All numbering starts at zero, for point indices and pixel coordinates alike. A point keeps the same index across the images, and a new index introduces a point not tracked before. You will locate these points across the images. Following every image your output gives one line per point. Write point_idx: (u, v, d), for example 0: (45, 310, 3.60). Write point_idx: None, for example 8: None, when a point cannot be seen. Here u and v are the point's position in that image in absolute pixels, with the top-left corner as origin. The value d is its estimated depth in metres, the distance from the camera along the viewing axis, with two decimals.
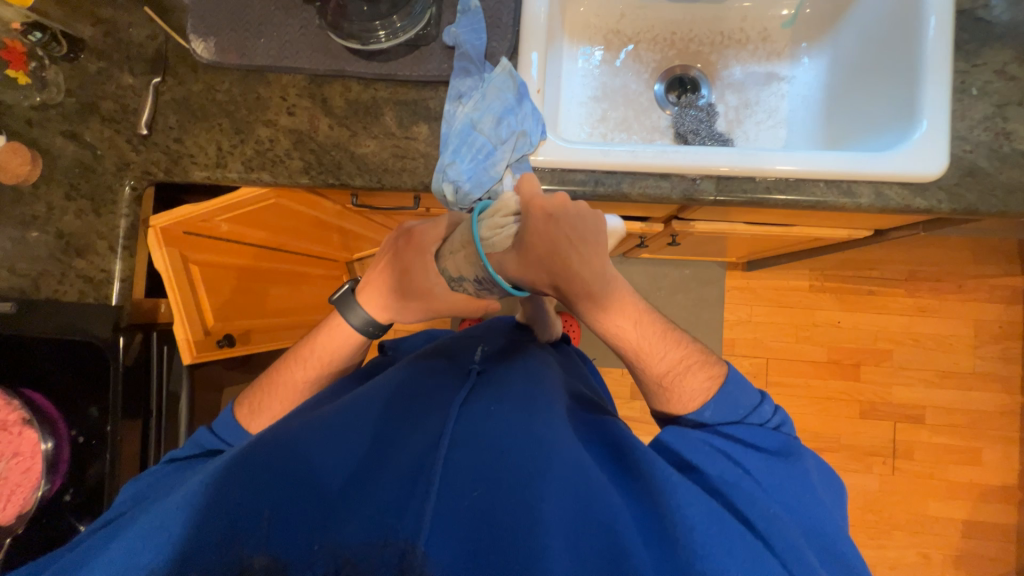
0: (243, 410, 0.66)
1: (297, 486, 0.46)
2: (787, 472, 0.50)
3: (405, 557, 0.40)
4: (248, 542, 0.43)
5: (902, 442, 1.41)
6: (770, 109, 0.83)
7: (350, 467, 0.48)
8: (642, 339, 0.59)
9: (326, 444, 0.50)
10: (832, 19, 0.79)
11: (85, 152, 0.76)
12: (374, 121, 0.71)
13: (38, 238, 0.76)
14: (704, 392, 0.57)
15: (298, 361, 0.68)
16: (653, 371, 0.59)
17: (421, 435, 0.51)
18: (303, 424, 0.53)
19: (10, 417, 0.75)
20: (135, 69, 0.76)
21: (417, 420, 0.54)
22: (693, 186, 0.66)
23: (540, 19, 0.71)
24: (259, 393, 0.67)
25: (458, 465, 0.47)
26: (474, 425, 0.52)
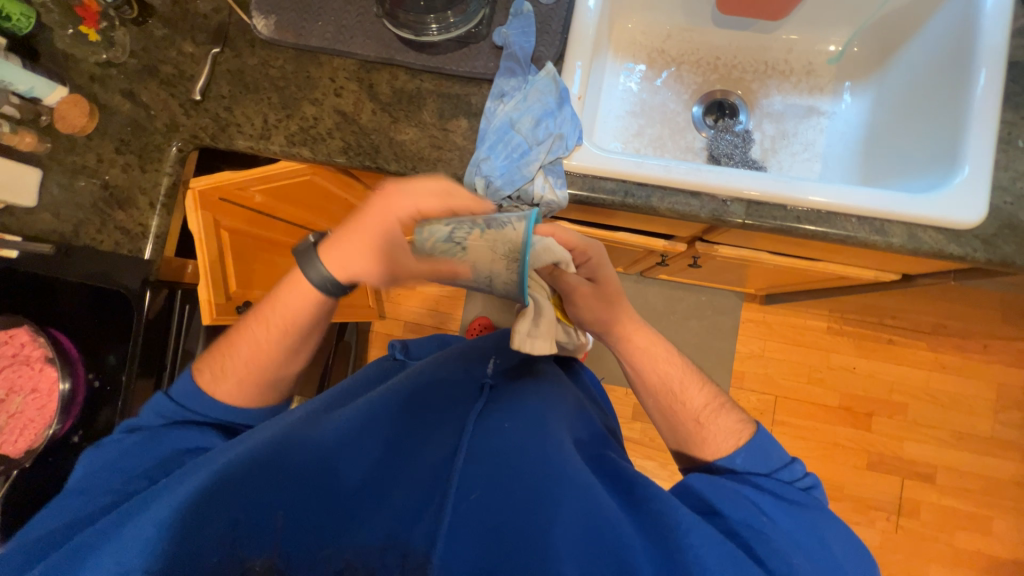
0: (207, 374, 0.62)
1: (314, 486, 0.48)
2: (804, 523, 0.49)
3: (407, 560, 0.43)
4: (255, 543, 0.44)
5: (909, 500, 1.36)
6: (807, 142, 0.83)
7: (366, 468, 0.50)
8: (677, 377, 0.62)
9: (345, 447, 0.51)
10: (879, 60, 0.80)
11: (140, 111, 0.79)
12: (416, 110, 0.73)
13: (84, 188, 0.79)
14: (735, 434, 0.57)
15: (262, 320, 0.62)
16: (687, 408, 0.60)
17: (436, 445, 0.53)
18: (320, 423, 0.54)
19: (35, 353, 0.78)
20: (197, 38, 0.79)
21: (431, 430, 0.55)
22: (723, 207, 0.66)
23: (590, 29, 0.72)
24: (222, 354, 0.63)
25: (472, 481, 0.49)
26: (490, 441, 0.53)
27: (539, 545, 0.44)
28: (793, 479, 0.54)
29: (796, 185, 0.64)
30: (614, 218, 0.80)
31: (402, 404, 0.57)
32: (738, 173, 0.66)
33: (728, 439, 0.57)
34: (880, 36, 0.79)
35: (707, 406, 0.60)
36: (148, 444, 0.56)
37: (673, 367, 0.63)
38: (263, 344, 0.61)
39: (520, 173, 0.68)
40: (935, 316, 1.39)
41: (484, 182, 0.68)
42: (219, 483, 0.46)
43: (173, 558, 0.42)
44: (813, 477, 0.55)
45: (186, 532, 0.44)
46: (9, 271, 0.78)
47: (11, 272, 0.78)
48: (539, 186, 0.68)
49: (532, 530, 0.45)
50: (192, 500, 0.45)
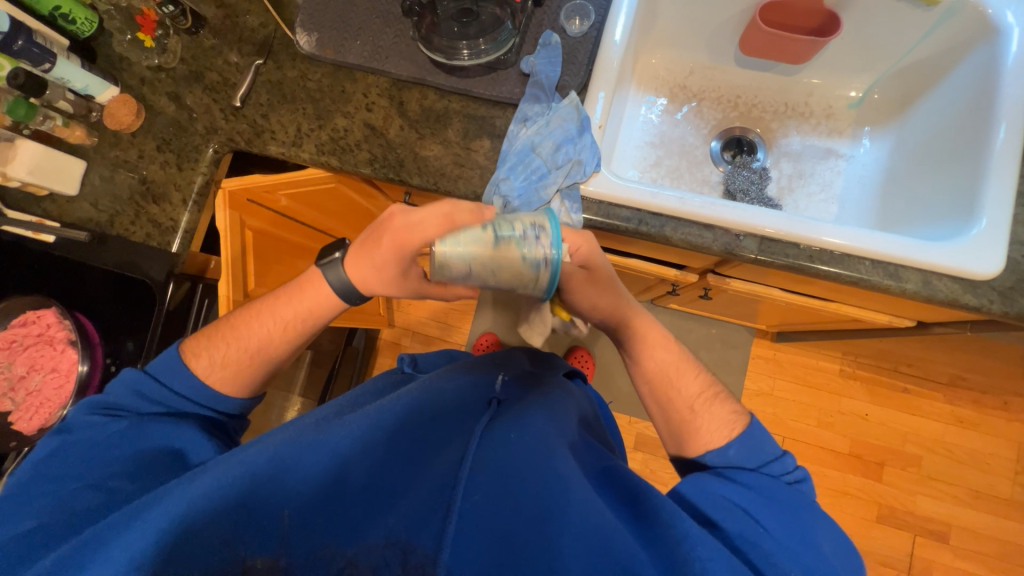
0: (201, 359, 0.62)
1: (323, 489, 0.49)
2: (790, 518, 0.49)
3: (410, 557, 0.45)
4: (261, 545, 0.46)
5: (919, 559, 1.30)
6: (824, 183, 0.83)
7: (372, 470, 0.51)
8: (675, 364, 0.63)
9: (354, 453, 0.52)
10: (899, 108, 0.81)
11: (183, 113, 0.84)
12: (441, 129, 0.76)
13: (123, 181, 0.83)
14: (729, 424, 0.58)
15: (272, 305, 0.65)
16: (683, 395, 0.61)
17: (443, 451, 0.54)
18: (329, 427, 0.54)
19: (59, 335, 0.81)
20: (243, 50, 0.85)
21: (439, 438, 0.55)
22: (736, 241, 0.67)
23: (615, 61, 0.74)
24: (215, 338, 0.64)
25: (476, 487, 0.49)
26: (496, 449, 0.53)
27: (546, 557, 0.44)
28: (783, 472, 0.55)
29: (813, 225, 0.64)
30: (628, 244, 0.80)
31: (412, 410, 0.58)
32: (753, 209, 0.66)
33: (721, 430, 0.57)
34: (902, 83, 0.80)
35: (698, 398, 0.60)
36: (149, 438, 0.56)
37: (668, 355, 0.63)
38: (269, 331, 0.63)
39: (538, 195, 0.69)
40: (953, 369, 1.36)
41: (501, 201, 0.70)
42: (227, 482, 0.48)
43: (185, 553, 0.45)
44: (803, 471, 0.56)
45: (198, 532, 0.46)
46: (45, 254, 0.82)
47: (46, 256, 0.82)
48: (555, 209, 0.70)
49: (537, 538, 0.46)
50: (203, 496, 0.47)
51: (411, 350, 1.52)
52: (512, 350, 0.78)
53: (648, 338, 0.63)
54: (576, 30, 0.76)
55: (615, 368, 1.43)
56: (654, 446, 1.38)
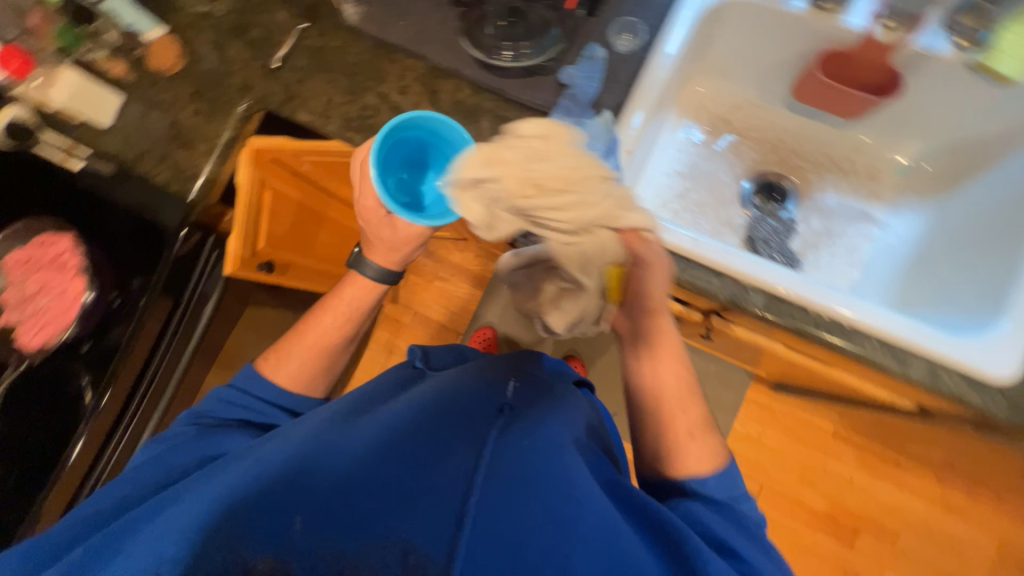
0: (274, 357, 0.72)
1: (332, 488, 0.48)
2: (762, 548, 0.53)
3: (410, 548, 0.42)
4: (264, 540, 0.44)
5: None
6: (851, 247, 0.80)
7: (379, 465, 0.50)
8: (676, 390, 0.63)
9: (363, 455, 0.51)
10: (947, 181, 0.77)
11: (221, 64, 0.84)
12: (470, 125, 0.75)
13: (154, 122, 0.84)
14: (711, 460, 0.59)
15: (328, 309, 0.73)
16: (675, 424, 0.62)
17: (455, 453, 0.52)
18: (345, 430, 0.56)
19: (70, 261, 0.83)
20: (289, 10, 0.84)
21: (450, 440, 0.54)
22: (743, 293, 0.65)
23: (659, 84, 0.71)
24: (282, 343, 0.73)
25: (486, 495, 0.47)
26: (511, 459, 0.51)
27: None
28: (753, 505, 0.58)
29: (860, 305, 0.61)
30: None
31: (425, 413, 0.57)
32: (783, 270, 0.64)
33: (704, 466, 0.59)
34: (955, 159, 0.76)
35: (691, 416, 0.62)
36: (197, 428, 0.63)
37: (672, 379, 0.63)
38: (327, 326, 0.72)
39: None
40: (949, 452, 1.32)
41: None
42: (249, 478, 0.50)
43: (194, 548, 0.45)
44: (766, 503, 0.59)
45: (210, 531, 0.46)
46: (68, 181, 0.84)
47: (69, 184, 0.84)
48: None
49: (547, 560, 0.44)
50: (221, 492, 0.49)
51: (409, 329, 1.53)
52: (525, 350, 0.77)
53: (664, 360, 0.63)
54: (623, 47, 0.73)
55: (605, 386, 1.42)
56: None
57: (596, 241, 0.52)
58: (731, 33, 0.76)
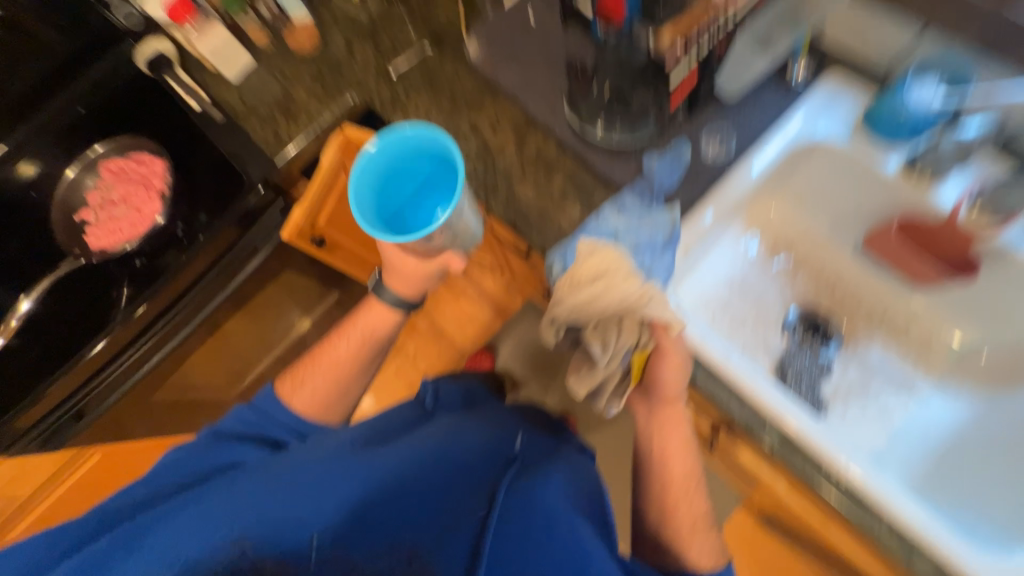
0: (289, 387, 0.73)
1: (347, 512, 0.51)
2: None
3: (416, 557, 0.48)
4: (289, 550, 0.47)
5: None
6: (884, 410, 0.77)
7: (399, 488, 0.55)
8: (683, 475, 0.64)
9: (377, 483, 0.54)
10: (1010, 378, 0.73)
11: (347, 60, 0.94)
12: (544, 177, 0.78)
13: (273, 90, 0.95)
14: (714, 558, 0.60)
15: (345, 335, 0.74)
16: (682, 512, 0.62)
17: (466, 495, 0.57)
18: (359, 454, 0.58)
19: (156, 184, 0.91)
20: (420, 31, 0.93)
21: (456, 490, 0.57)
22: (760, 425, 0.63)
23: (740, 193, 0.74)
24: (298, 375, 0.74)
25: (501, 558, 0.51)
26: (523, 513, 0.55)
27: None
28: None
29: (901, 490, 0.58)
30: None
31: (432, 456, 0.60)
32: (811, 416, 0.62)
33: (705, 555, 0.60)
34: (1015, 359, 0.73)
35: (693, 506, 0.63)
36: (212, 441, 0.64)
37: (679, 464, 0.64)
38: (343, 351, 0.73)
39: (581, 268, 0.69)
40: None
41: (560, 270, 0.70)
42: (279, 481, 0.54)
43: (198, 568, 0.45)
44: None
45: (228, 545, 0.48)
46: (183, 116, 0.94)
47: (183, 118, 0.94)
48: None
49: None
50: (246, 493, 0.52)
51: (421, 335, 1.55)
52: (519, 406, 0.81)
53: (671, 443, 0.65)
54: (711, 153, 0.75)
55: None
56: None
57: (622, 325, 0.61)
58: (818, 171, 0.78)
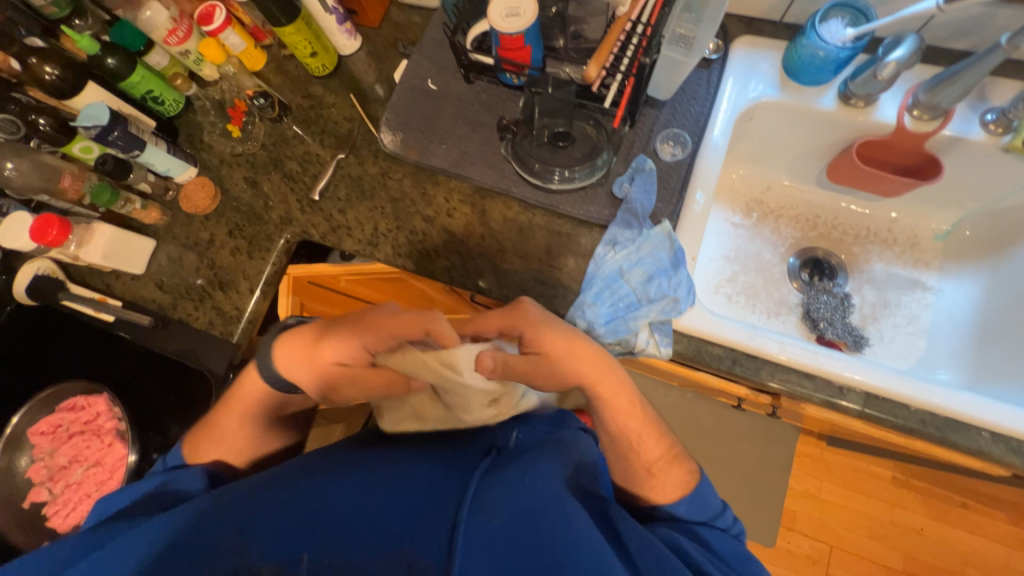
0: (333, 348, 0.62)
1: (306, 522, 0.49)
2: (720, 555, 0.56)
3: (412, 568, 0.46)
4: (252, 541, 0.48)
5: None
6: (911, 316, 0.81)
7: (293, 476, 0.55)
8: (628, 429, 0.63)
9: (342, 500, 0.52)
10: (1000, 238, 0.77)
11: (259, 200, 0.84)
12: (524, 242, 0.74)
13: (191, 263, 0.83)
14: (683, 485, 0.62)
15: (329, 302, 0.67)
16: (646, 457, 0.63)
17: (478, 481, 0.54)
18: (344, 480, 0.54)
19: (109, 425, 0.85)
20: (325, 141, 0.85)
21: (431, 494, 0.53)
22: (840, 394, 0.63)
23: (715, 164, 0.71)
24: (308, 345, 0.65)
25: (484, 506, 0.52)
26: (500, 491, 0.53)
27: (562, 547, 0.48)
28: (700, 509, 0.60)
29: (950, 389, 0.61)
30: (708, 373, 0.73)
31: (415, 472, 0.56)
32: (809, 349, 0.64)
33: (657, 466, 0.62)
34: (994, 224, 0.78)
35: (662, 437, 0.64)
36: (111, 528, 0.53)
37: (634, 421, 0.63)
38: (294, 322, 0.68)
39: (626, 325, 0.67)
40: (998, 490, 1.36)
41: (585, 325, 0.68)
42: (257, 535, 0.49)
43: None
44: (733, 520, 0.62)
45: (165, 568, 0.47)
46: (120, 342, 0.84)
47: (123, 348, 0.84)
48: (643, 341, 0.66)
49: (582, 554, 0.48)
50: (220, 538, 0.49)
51: None
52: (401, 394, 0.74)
53: (627, 419, 0.63)
54: (670, 157, 0.72)
55: None
56: None
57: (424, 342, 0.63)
58: (770, 116, 0.77)
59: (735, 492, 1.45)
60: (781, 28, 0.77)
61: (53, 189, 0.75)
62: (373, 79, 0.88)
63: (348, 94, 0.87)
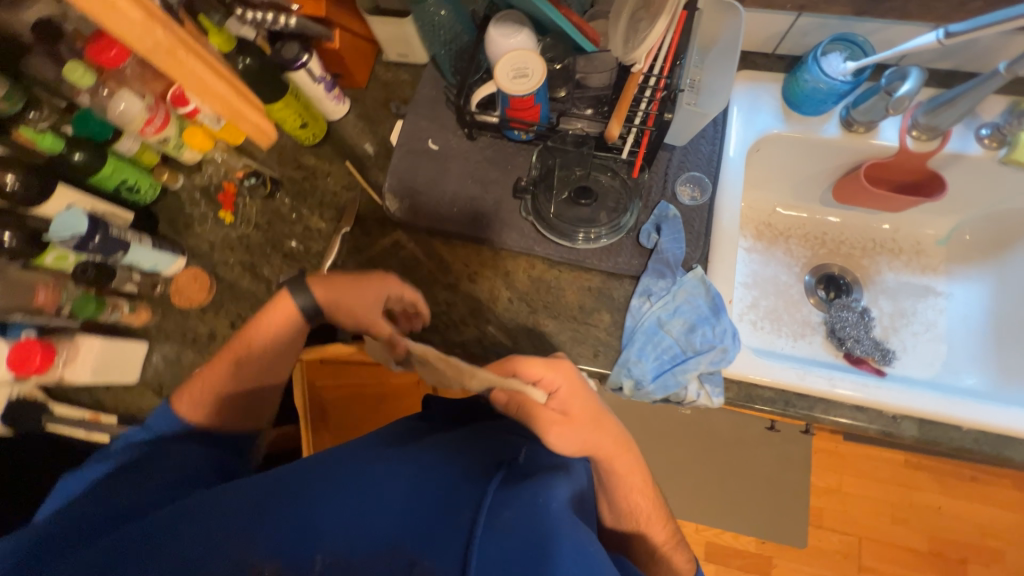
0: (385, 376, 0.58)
1: (292, 521, 0.43)
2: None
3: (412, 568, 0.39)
4: (228, 538, 0.42)
5: None
6: (928, 322, 0.83)
7: (279, 478, 0.47)
8: (639, 510, 0.61)
9: (335, 492, 0.45)
10: (999, 240, 0.81)
11: (260, 286, 0.78)
12: (555, 302, 0.72)
13: (192, 363, 0.76)
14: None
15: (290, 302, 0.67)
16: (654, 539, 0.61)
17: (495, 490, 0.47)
18: (354, 467, 0.48)
19: None
20: (325, 213, 0.80)
21: (439, 495, 0.46)
22: (893, 424, 0.63)
23: (736, 204, 0.72)
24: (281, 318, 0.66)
25: (498, 511, 0.44)
26: (517, 507, 0.45)
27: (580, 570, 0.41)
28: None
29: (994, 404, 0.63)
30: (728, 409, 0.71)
31: (430, 468, 0.49)
32: (858, 382, 0.65)
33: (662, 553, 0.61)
34: (992, 228, 0.81)
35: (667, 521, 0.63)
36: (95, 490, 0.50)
37: (641, 501, 0.61)
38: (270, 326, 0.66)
39: (675, 379, 0.65)
40: None
41: (632, 384, 0.66)
42: (222, 530, 0.43)
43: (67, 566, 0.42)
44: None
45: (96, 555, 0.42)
46: None
47: None
48: (694, 394, 0.65)
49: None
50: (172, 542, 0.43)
51: None
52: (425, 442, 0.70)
53: (636, 495, 0.61)
54: (689, 200, 0.72)
55: (676, 469, 1.48)
56: (724, 555, 1.45)
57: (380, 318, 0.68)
58: (777, 145, 0.78)
59: (762, 497, 1.46)
60: (776, 59, 0.78)
61: (29, 306, 0.67)
62: (367, 143, 0.83)
63: (344, 161, 0.83)
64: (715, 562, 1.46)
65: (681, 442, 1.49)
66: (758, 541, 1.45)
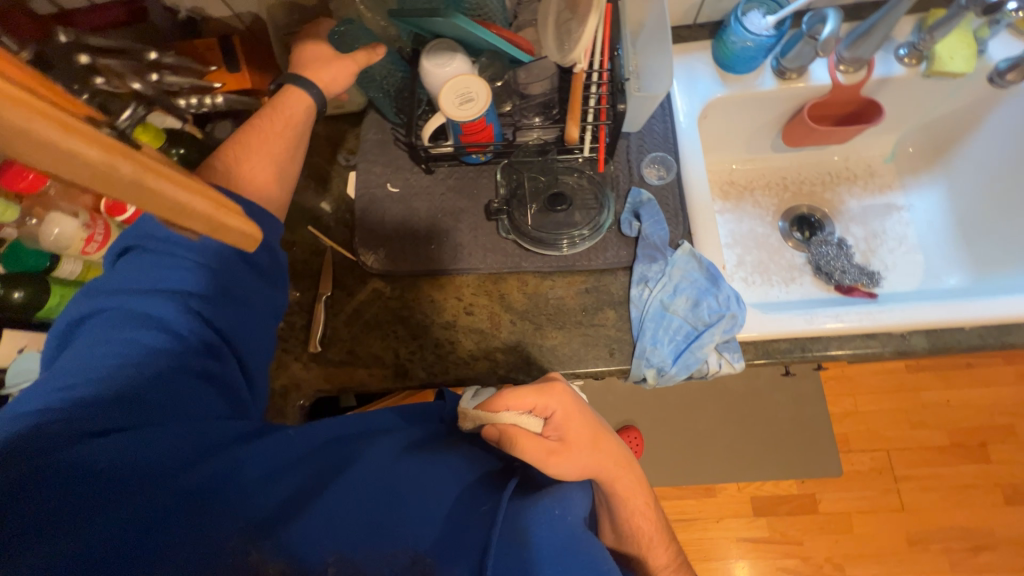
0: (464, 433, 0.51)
1: (320, 509, 0.42)
2: None
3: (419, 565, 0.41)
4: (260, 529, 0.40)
5: (1009, 469, 1.45)
6: (899, 237, 0.87)
7: (316, 465, 0.46)
8: (646, 535, 0.61)
9: (370, 482, 0.46)
10: (938, 146, 0.86)
11: None
12: (558, 312, 0.70)
13: None
14: None
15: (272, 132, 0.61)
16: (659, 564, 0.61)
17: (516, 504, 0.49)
18: (397, 465, 0.49)
19: None
20: (299, 284, 0.76)
21: (467, 505, 0.48)
22: (905, 341, 0.66)
23: (701, 173, 0.73)
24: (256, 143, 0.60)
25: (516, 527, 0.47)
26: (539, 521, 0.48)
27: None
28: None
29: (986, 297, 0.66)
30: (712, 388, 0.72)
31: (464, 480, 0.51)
32: (861, 311, 0.67)
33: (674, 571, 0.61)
34: (930, 136, 0.87)
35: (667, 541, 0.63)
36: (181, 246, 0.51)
37: (646, 522, 0.61)
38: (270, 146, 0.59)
39: (694, 356, 0.65)
40: None
41: (655, 372, 0.66)
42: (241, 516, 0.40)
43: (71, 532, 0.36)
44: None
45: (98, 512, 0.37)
46: None
47: None
48: (716, 365, 0.65)
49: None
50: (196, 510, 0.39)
51: None
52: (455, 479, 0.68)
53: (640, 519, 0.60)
54: (657, 180, 0.73)
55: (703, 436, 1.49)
56: (771, 506, 1.47)
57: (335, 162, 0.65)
58: (722, 107, 0.80)
59: (790, 439, 1.49)
60: (698, 28, 0.81)
61: None
62: (324, 202, 0.80)
63: (305, 226, 0.79)
64: (766, 514, 1.47)
65: (699, 408, 1.51)
66: (799, 482, 1.47)
